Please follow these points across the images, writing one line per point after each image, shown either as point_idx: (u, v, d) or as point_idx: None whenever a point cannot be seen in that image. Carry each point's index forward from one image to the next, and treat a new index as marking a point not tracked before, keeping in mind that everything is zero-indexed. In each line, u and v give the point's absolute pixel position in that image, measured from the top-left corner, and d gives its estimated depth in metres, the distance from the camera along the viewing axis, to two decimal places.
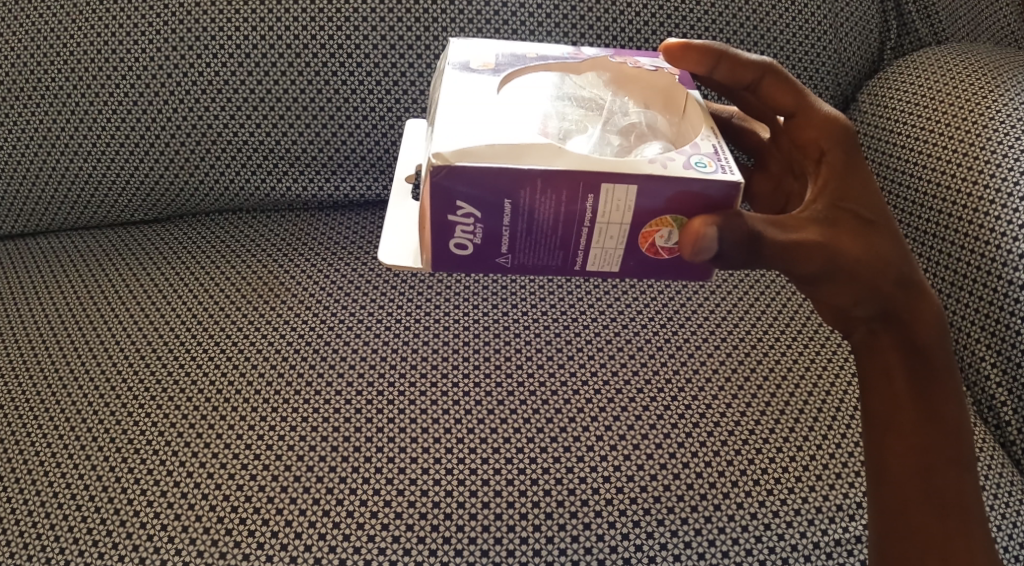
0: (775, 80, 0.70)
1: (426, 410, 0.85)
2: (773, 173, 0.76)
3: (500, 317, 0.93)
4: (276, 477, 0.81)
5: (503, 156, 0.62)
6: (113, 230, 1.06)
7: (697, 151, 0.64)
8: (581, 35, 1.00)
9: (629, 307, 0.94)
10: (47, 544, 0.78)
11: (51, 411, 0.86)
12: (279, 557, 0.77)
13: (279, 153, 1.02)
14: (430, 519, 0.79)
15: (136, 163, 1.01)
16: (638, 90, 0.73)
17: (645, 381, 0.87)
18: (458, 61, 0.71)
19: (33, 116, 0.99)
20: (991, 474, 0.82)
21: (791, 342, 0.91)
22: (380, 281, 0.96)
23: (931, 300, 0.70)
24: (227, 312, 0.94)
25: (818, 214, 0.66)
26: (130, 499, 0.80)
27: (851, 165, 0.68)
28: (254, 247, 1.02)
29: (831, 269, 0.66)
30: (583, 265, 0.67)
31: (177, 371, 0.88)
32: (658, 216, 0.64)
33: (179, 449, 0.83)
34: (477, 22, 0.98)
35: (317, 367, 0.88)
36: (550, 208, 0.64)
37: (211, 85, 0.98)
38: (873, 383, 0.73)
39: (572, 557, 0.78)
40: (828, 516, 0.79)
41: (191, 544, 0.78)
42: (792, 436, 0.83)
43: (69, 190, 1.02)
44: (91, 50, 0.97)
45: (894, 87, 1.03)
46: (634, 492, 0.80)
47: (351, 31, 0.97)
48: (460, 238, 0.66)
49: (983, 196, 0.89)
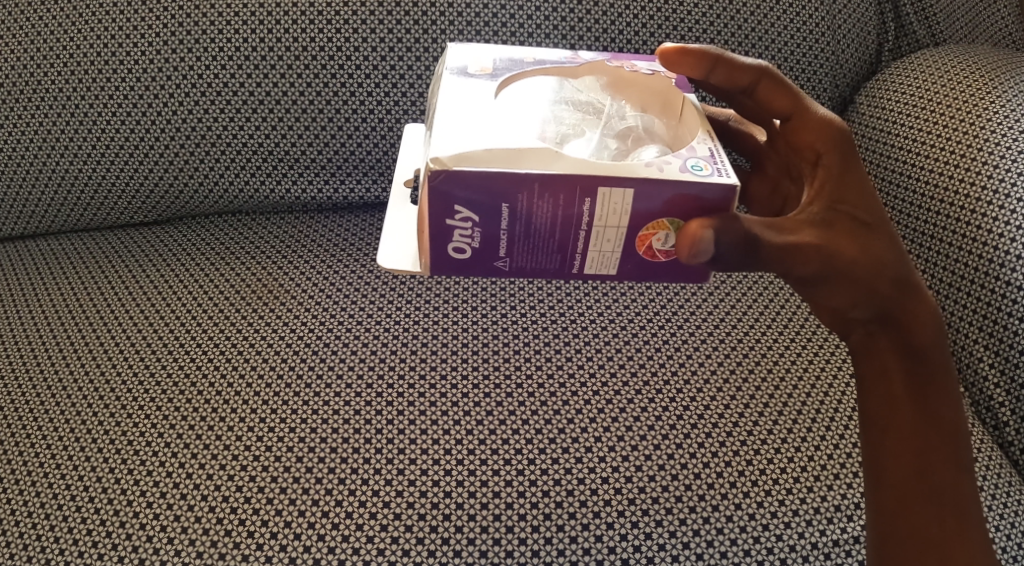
0: (771, 84, 0.70)
1: (426, 411, 0.85)
2: (770, 176, 0.76)
3: (500, 319, 0.93)
4: (276, 478, 0.81)
5: (501, 160, 0.62)
6: (113, 232, 1.07)
7: (694, 154, 0.65)
8: (580, 38, 1.00)
9: (628, 309, 0.94)
10: (49, 545, 0.79)
11: (53, 412, 0.87)
12: (279, 558, 0.78)
13: (279, 155, 1.02)
14: (429, 520, 0.79)
15: (137, 165, 1.02)
16: (635, 94, 0.73)
17: (644, 382, 0.88)
18: (455, 66, 0.72)
19: (34, 119, 0.99)
20: (989, 475, 0.82)
21: (790, 343, 0.91)
22: (380, 283, 0.97)
23: (929, 301, 0.71)
24: (227, 313, 0.94)
25: (815, 217, 0.66)
26: (130, 500, 0.81)
27: (847, 168, 0.68)
28: (254, 249, 1.02)
29: (829, 271, 0.66)
30: (581, 268, 0.67)
31: (178, 372, 0.89)
32: (655, 219, 0.64)
33: (179, 450, 0.83)
34: (476, 25, 0.99)
35: (316, 369, 0.89)
36: (547, 212, 0.64)
37: (211, 88, 0.99)
38: (871, 385, 0.73)
39: (572, 558, 0.78)
40: (825, 517, 0.80)
41: (191, 544, 0.78)
42: (790, 437, 0.84)
43: (70, 192, 1.03)
44: (92, 53, 0.98)
45: (892, 88, 1.03)
46: (632, 492, 0.81)
47: (351, 34, 0.98)
48: (458, 242, 0.66)
49: (980, 196, 0.89)
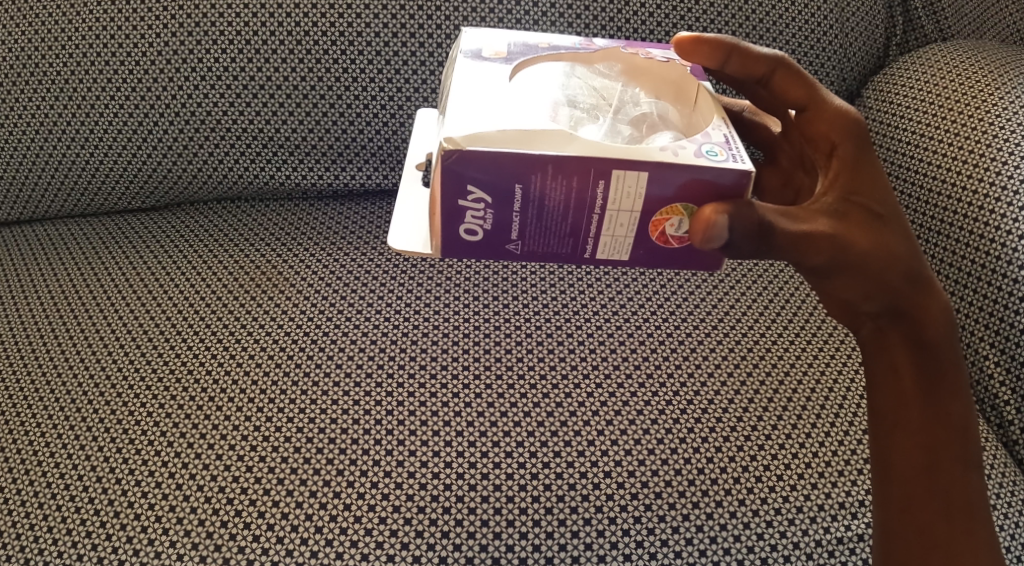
0: (786, 74, 0.69)
1: (427, 401, 0.85)
2: (784, 167, 0.76)
3: (503, 310, 0.92)
4: (274, 468, 0.81)
5: (515, 141, 0.62)
6: (114, 218, 1.06)
7: (709, 139, 0.64)
8: (586, 27, 1.00)
9: (631, 300, 0.94)
10: (43, 534, 0.78)
11: (49, 399, 0.86)
12: (277, 550, 0.77)
13: (281, 142, 1.02)
14: (429, 512, 0.79)
15: (137, 151, 1.01)
16: (648, 82, 0.73)
17: (647, 375, 0.87)
18: (469, 49, 0.72)
19: (33, 103, 0.99)
20: (995, 474, 0.82)
21: (794, 338, 0.91)
22: (381, 272, 0.96)
23: (941, 296, 0.70)
24: (226, 302, 0.94)
25: (828, 206, 0.66)
26: (125, 490, 0.80)
27: (861, 158, 0.68)
28: (256, 237, 1.02)
29: (841, 261, 0.66)
30: (593, 253, 0.67)
31: (175, 361, 0.89)
32: (669, 205, 0.64)
33: (174, 440, 0.83)
34: (481, 12, 0.99)
35: (316, 357, 0.88)
36: (560, 195, 0.64)
37: (212, 73, 0.98)
38: (880, 377, 0.73)
39: (572, 553, 0.78)
40: (829, 514, 0.79)
41: (187, 534, 0.78)
42: (795, 432, 0.83)
43: (71, 177, 1.02)
44: (89, 37, 0.97)
45: (899, 83, 1.03)
46: (635, 487, 0.80)
47: (353, 18, 0.97)
48: (470, 224, 0.66)
49: (988, 193, 0.89)
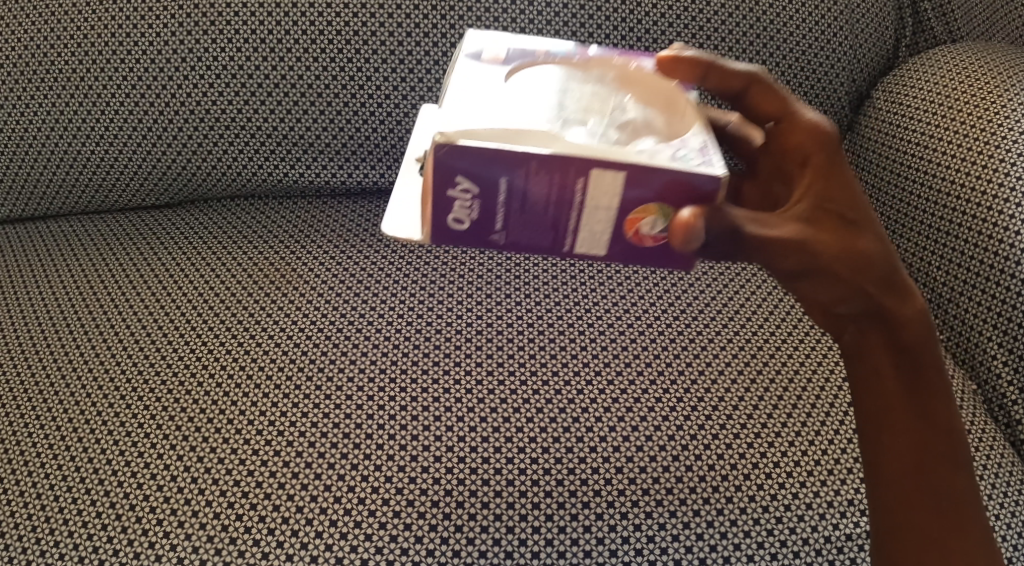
0: (761, 90, 0.72)
1: (440, 397, 0.87)
2: (762, 178, 0.74)
3: (517, 307, 0.95)
4: (289, 462, 0.83)
5: (503, 138, 0.64)
6: (137, 216, 1.10)
7: (686, 146, 0.66)
8: (597, 27, 1.01)
9: (643, 299, 0.96)
10: (64, 527, 0.80)
11: (67, 391, 0.88)
12: (294, 542, 0.79)
13: (298, 141, 1.06)
14: (443, 505, 0.80)
15: (158, 150, 1.05)
16: (641, 89, 0.71)
17: (657, 371, 0.89)
18: (471, 51, 0.73)
19: (57, 105, 1.02)
20: (1002, 473, 0.82)
21: (802, 338, 0.93)
22: (400, 268, 0.99)
23: (918, 299, 0.70)
24: (241, 296, 0.96)
25: (803, 213, 0.67)
26: (146, 483, 0.82)
27: (836, 163, 0.68)
28: (275, 233, 1.05)
29: (818, 266, 0.66)
30: (572, 248, 0.68)
31: (191, 354, 0.91)
32: (645, 205, 0.65)
33: (192, 433, 0.85)
34: (492, 12, 1.01)
35: (332, 353, 0.90)
36: (544, 189, 0.65)
37: (230, 77, 1.02)
38: (864, 382, 0.73)
39: (584, 548, 0.79)
40: (838, 511, 0.81)
41: (207, 527, 0.80)
42: (803, 432, 0.85)
43: (95, 177, 1.06)
44: (109, 40, 1.00)
45: (907, 84, 1.03)
46: (646, 484, 0.82)
47: (368, 18, 1.01)
48: (456, 215, 0.67)
49: (994, 193, 0.89)
